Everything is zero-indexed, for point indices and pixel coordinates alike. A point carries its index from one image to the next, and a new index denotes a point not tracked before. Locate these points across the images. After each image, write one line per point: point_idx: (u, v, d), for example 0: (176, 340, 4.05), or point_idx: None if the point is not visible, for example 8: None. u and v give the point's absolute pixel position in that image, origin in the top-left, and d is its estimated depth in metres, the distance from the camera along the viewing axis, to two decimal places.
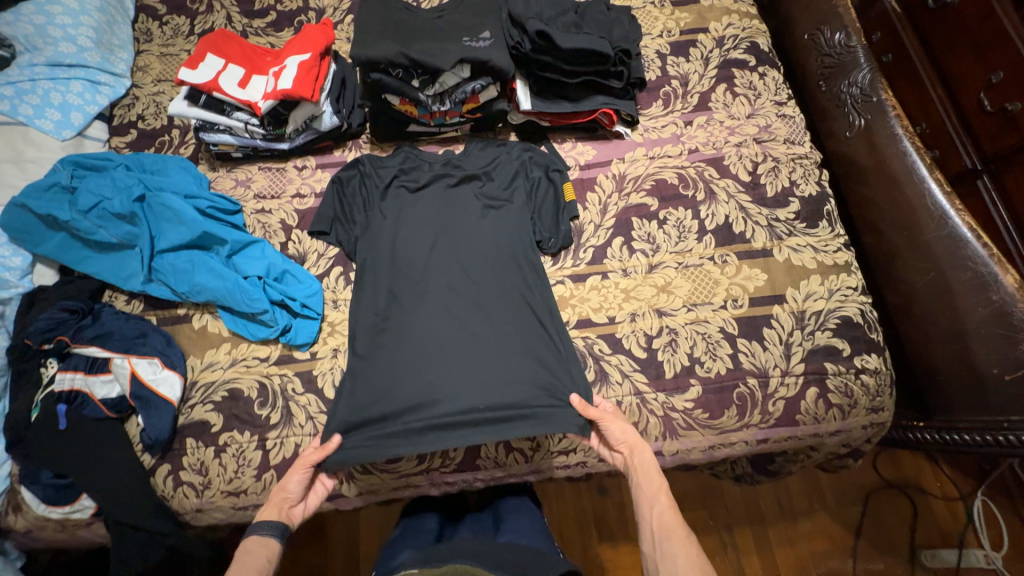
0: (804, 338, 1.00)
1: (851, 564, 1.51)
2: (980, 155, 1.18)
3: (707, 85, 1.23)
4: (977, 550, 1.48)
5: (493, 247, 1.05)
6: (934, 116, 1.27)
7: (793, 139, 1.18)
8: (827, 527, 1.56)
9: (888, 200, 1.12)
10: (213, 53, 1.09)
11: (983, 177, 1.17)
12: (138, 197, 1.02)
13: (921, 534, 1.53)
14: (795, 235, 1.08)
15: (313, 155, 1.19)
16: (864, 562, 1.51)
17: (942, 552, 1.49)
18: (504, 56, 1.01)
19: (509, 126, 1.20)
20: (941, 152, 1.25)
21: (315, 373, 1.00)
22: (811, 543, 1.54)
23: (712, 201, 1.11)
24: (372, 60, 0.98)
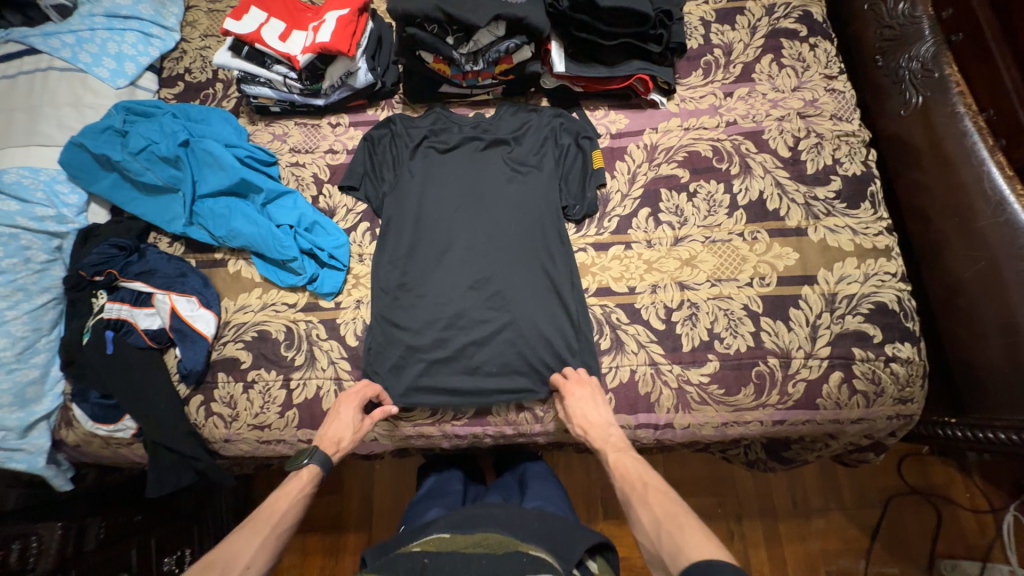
0: (833, 321, 0.96)
1: (864, 565, 1.48)
2: None
3: (752, 55, 1.17)
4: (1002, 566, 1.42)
5: (518, 211, 1.05)
6: None
7: (841, 116, 1.12)
8: (841, 528, 1.52)
9: (941, 184, 1.05)
10: (257, 6, 1.12)
11: None
12: (183, 143, 1.07)
13: (943, 544, 1.47)
14: (833, 215, 1.03)
15: (347, 112, 1.21)
16: (876, 566, 1.47)
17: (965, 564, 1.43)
18: (541, 14, 0.99)
19: (541, 91, 1.18)
20: None
21: (338, 322, 1.04)
22: (823, 542, 1.50)
23: (747, 176, 1.07)
24: (409, 13, 0.98)
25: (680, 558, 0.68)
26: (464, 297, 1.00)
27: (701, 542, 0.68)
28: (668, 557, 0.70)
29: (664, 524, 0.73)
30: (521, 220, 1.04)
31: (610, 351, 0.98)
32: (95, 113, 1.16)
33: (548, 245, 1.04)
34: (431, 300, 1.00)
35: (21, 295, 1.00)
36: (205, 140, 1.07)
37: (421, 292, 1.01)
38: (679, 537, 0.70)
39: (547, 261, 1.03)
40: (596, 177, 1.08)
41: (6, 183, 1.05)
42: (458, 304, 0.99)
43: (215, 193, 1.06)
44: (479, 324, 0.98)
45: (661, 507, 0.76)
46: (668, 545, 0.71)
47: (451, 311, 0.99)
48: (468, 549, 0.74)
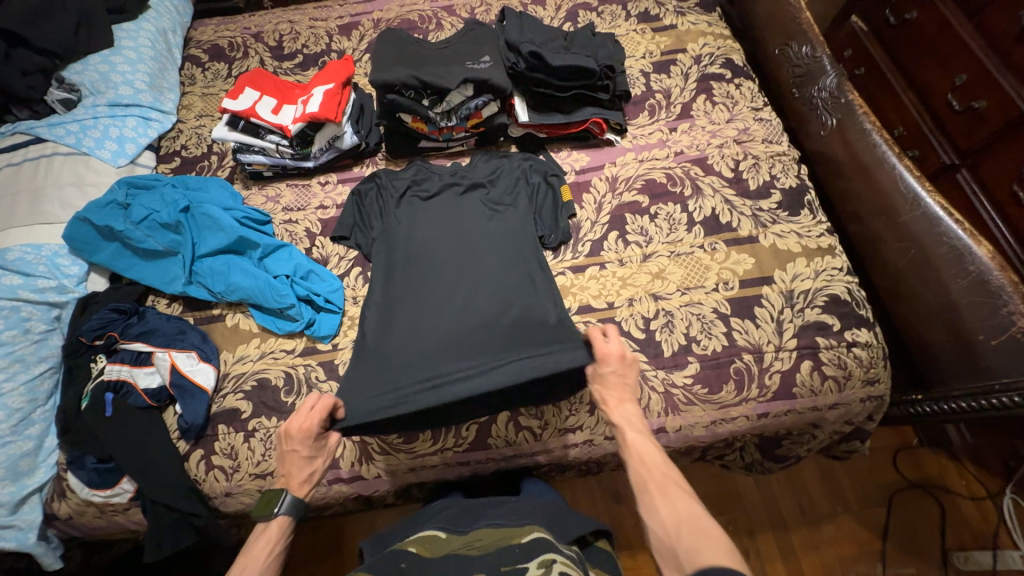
0: (795, 315, 1.06)
1: (881, 565, 1.47)
2: (956, 151, 1.26)
3: (688, 96, 1.35)
4: (1012, 551, 1.42)
5: (498, 244, 1.14)
6: (909, 120, 1.36)
7: (771, 139, 1.28)
8: (853, 532, 1.52)
9: (866, 188, 1.20)
10: (250, 87, 1.26)
11: (962, 170, 1.25)
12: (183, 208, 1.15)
13: (952, 536, 1.48)
14: (779, 222, 1.16)
15: (335, 171, 1.32)
16: (893, 567, 1.46)
17: (975, 553, 1.44)
18: (503, 76, 1.15)
19: (510, 140, 1.33)
20: (920, 152, 1.34)
21: (337, 363, 1.08)
22: (836, 549, 1.50)
23: (699, 196, 1.21)
24: (388, 82, 1.12)
25: (699, 559, 0.67)
26: (450, 326, 1.02)
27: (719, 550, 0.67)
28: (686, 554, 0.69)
29: (686, 520, 0.72)
30: (502, 251, 1.13)
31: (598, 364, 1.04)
32: (97, 190, 1.24)
33: (529, 269, 1.11)
34: (418, 329, 1.03)
35: (19, 366, 1.02)
36: (204, 205, 1.15)
37: (408, 324, 1.04)
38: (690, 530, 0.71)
39: (528, 286, 1.08)
40: (567, 209, 1.19)
41: (9, 260, 1.10)
42: (442, 331, 1.01)
43: (214, 252, 1.12)
44: (461, 349, 0.98)
45: (684, 509, 0.74)
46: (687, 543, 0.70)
47: (436, 339, 1.00)
48: (461, 549, 0.76)
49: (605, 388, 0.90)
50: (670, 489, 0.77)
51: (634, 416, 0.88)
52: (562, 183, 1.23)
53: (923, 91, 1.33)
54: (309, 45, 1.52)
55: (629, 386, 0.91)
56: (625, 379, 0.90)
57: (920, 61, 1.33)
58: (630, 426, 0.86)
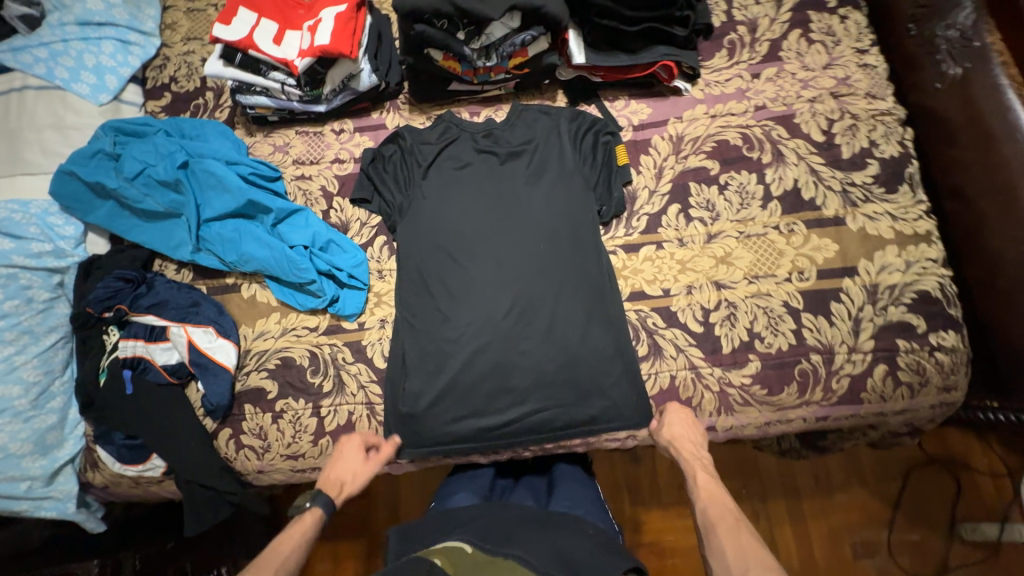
0: (876, 313, 0.93)
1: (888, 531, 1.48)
2: None
3: (779, 31, 1.10)
4: None
5: (540, 240, 1.01)
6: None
7: (875, 93, 1.06)
8: (863, 500, 1.52)
9: (982, 161, 1.00)
10: (245, 7, 1.02)
11: None
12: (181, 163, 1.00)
13: (963, 508, 1.47)
14: (872, 201, 0.99)
15: (351, 117, 1.14)
16: (899, 533, 1.48)
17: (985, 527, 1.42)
18: (559, 2, 0.91)
19: (556, 83, 1.12)
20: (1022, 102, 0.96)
21: (364, 344, 1.01)
22: (846, 515, 1.51)
23: (780, 164, 1.02)
24: (417, 9, 0.89)
25: None
26: (489, 342, 0.97)
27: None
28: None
29: (752, 560, 0.71)
30: (545, 250, 1.00)
31: (649, 357, 0.96)
32: (81, 134, 1.08)
33: (574, 273, 0.99)
34: (455, 341, 0.98)
35: (28, 337, 0.95)
36: (204, 159, 1.00)
37: (443, 333, 0.98)
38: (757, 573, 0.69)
39: (567, 298, 0.98)
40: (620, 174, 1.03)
41: None
42: (480, 350, 0.97)
43: (221, 217, 0.99)
44: (497, 360, 0.96)
45: (755, 554, 0.72)
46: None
47: (474, 360, 0.97)
48: None
49: (671, 420, 0.92)
50: (741, 533, 0.76)
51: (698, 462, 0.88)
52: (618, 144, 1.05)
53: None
54: None
55: (697, 429, 0.92)
56: (691, 428, 0.92)
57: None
58: (699, 469, 0.87)
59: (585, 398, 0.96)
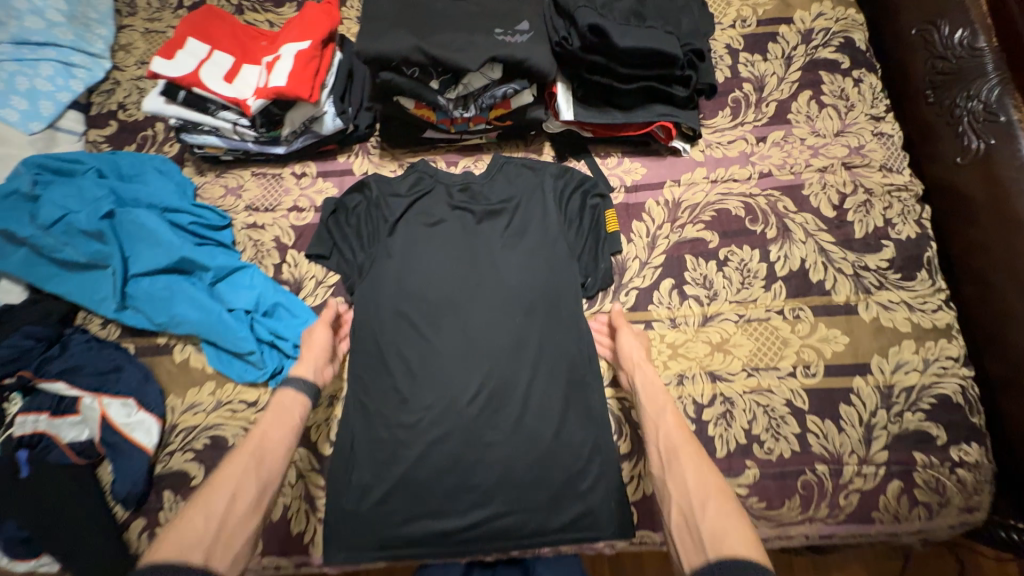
0: (891, 420, 0.82)
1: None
2: None
3: (787, 91, 1.01)
4: None
5: (516, 313, 0.89)
6: None
7: (890, 166, 0.96)
8: None
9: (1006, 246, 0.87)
10: (195, 37, 0.91)
11: None
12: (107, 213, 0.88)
13: None
14: (886, 287, 0.89)
15: (315, 159, 1.03)
16: None
17: None
18: (546, 55, 0.81)
19: (543, 135, 1.02)
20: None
21: (309, 425, 0.89)
22: None
23: (786, 240, 0.92)
24: (383, 56, 0.79)
25: None
26: (451, 430, 0.85)
27: (748, 539, 0.62)
28: (708, 538, 0.63)
29: (713, 498, 0.67)
30: (521, 324, 0.88)
31: (632, 458, 0.85)
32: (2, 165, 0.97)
33: (552, 353, 0.87)
34: (412, 428, 0.85)
35: None
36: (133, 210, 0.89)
37: (400, 416, 0.86)
38: (718, 513, 0.65)
39: (543, 383, 0.86)
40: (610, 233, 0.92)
41: None
42: (441, 439, 0.84)
43: (150, 272, 0.87)
44: (461, 451, 0.84)
45: (710, 483, 0.68)
46: (711, 524, 0.64)
47: (434, 450, 0.84)
48: None
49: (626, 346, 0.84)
50: (707, 474, 0.70)
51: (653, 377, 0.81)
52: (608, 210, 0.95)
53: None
54: None
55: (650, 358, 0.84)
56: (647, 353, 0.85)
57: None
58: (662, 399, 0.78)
59: (557, 504, 0.82)
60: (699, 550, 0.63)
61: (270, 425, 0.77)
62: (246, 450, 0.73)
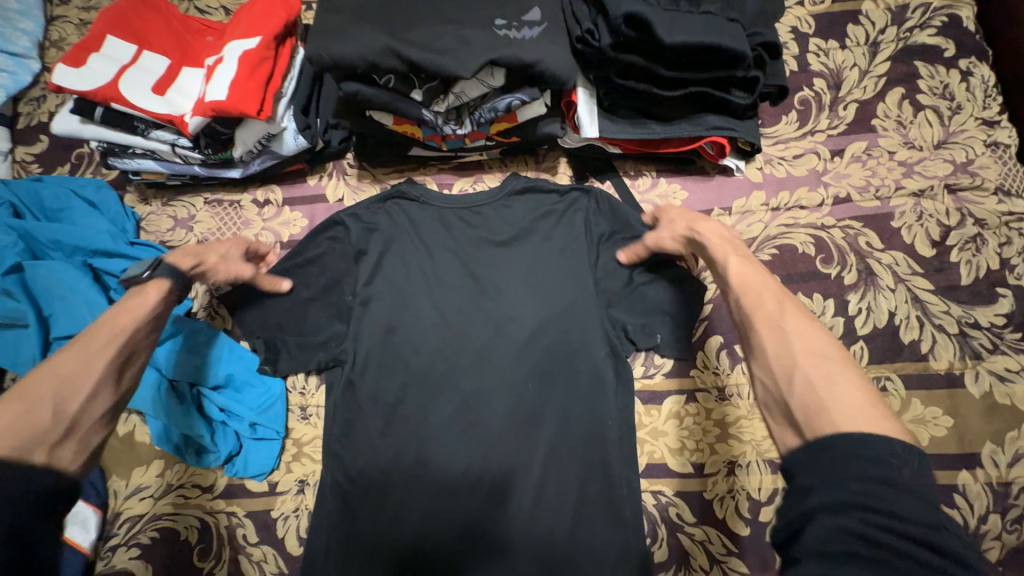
0: (1006, 528, 0.64)
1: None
2: None
3: (872, 89, 0.79)
4: None
5: (525, 374, 0.72)
6: None
7: (1008, 188, 0.75)
8: None
9: None
10: (117, 35, 0.72)
11: None
12: (12, 265, 0.71)
13: None
14: (1001, 352, 0.69)
15: (280, 182, 0.85)
16: None
17: None
18: (564, 56, 0.60)
19: (558, 150, 0.82)
20: None
21: (274, 516, 0.74)
22: None
23: (869, 288, 0.72)
24: (344, 62, 0.59)
25: None
26: (447, 527, 0.69)
27: (862, 406, 0.42)
28: (802, 414, 0.43)
29: (809, 363, 0.45)
30: (534, 390, 0.71)
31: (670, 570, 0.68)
32: None
33: (573, 427, 0.71)
34: (398, 526, 0.69)
35: None
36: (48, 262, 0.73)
37: (383, 504, 0.70)
38: (820, 374, 0.44)
39: (561, 465, 0.70)
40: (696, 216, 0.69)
41: None
42: (432, 532, 0.69)
43: (77, 335, 0.71)
44: (455, 546, 0.68)
45: (802, 341, 0.47)
46: (802, 395, 0.44)
47: (422, 547, 0.68)
48: None
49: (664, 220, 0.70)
50: (792, 329, 0.48)
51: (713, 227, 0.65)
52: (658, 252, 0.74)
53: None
54: None
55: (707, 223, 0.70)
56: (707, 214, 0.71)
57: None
58: (732, 251, 0.59)
59: None
60: (787, 425, 0.44)
61: (145, 321, 0.56)
62: (108, 342, 0.53)
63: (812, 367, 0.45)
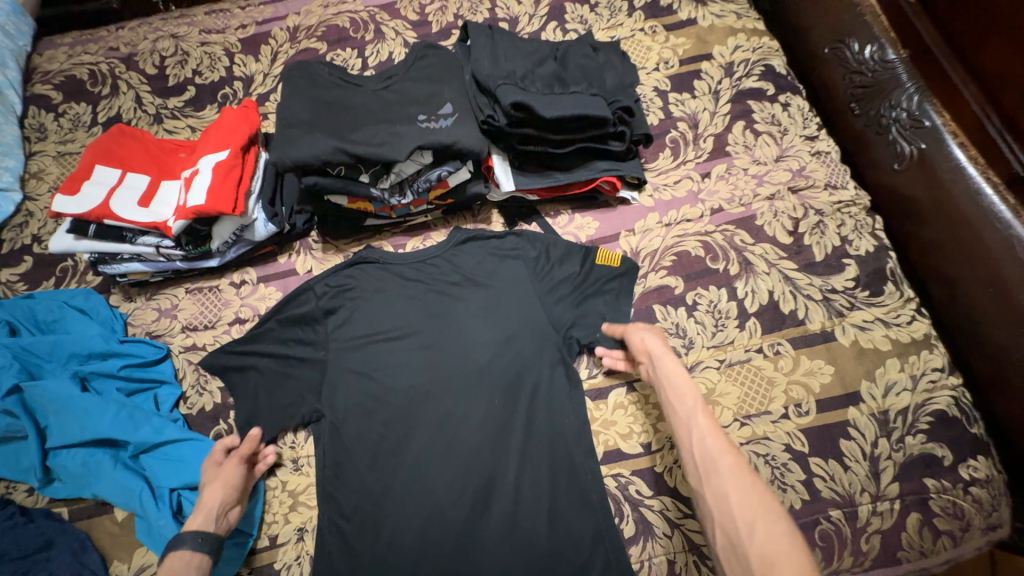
0: (894, 448, 0.79)
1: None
2: None
3: (721, 125, 1.03)
4: None
5: (489, 392, 0.84)
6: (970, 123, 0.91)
7: (834, 183, 0.97)
8: None
9: (955, 239, 0.90)
10: (104, 163, 0.86)
11: None
12: (11, 387, 0.80)
13: None
14: (857, 308, 0.87)
15: (254, 264, 0.97)
16: None
17: None
18: (475, 135, 0.78)
19: (489, 203, 0.99)
20: None
21: (277, 568, 0.79)
22: None
23: (750, 274, 0.90)
24: (302, 163, 0.74)
25: None
26: (439, 547, 0.76)
27: (797, 554, 0.56)
28: (755, 559, 0.57)
29: (758, 515, 0.59)
30: (499, 404, 0.83)
31: (639, 542, 0.77)
32: None
33: (537, 429, 0.82)
34: (396, 549, 0.76)
35: None
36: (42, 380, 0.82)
37: (379, 532, 0.77)
38: (769, 527, 0.58)
39: (531, 466, 0.80)
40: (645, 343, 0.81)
41: None
42: (425, 551, 0.76)
43: (70, 446, 0.79)
44: (448, 561, 0.75)
45: (755, 494, 0.61)
46: (759, 541, 0.58)
47: (419, 566, 0.75)
48: None
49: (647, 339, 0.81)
50: (744, 482, 0.63)
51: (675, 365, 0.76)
52: (582, 270, 0.90)
53: (992, 81, 0.88)
54: (203, 71, 1.13)
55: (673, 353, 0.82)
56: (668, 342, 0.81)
57: (983, 38, 0.88)
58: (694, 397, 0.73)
59: None
60: (744, 566, 0.57)
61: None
62: None
63: (757, 520, 0.59)
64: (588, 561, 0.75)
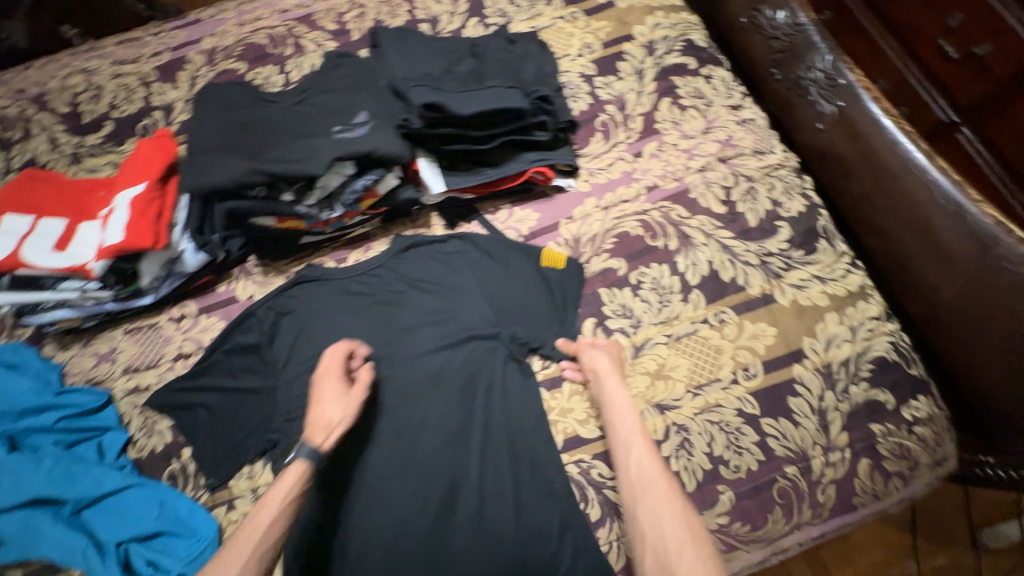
0: (839, 399, 0.81)
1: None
2: None
3: (648, 103, 1.04)
4: None
5: (443, 396, 0.83)
6: None
7: (762, 149, 0.99)
8: (886, 533, 1.22)
9: (880, 187, 0.95)
10: (13, 210, 0.83)
11: None
12: None
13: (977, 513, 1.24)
14: (794, 268, 0.90)
15: (192, 296, 0.94)
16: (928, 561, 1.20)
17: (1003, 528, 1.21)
18: (392, 139, 0.77)
19: (427, 207, 0.98)
20: None
21: None
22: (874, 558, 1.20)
23: (689, 248, 0.92)
24: (217, 188, 0.72)
25: None
26: (406, 560, 0.75)
27: None
28: None
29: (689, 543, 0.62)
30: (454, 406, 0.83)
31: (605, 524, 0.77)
32: None
33: (495, 427, 0.82)
34: (363, 567, 0.75)
35: None
36: None
37: (345, 550, 0.76)
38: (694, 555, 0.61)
39: (494, 465, 0.80)
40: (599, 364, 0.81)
41: None
42: (394, 564, 0.75)
43: (4, 510, 0.75)
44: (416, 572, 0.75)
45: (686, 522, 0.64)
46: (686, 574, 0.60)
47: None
48: None
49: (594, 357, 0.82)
50: (683, 514, 0.65)
51: (623, 392, 0.78)
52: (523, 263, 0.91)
53: None
54: (120, 104, 1.09)
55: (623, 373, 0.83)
56: (619, 361, 0.83)
57: None
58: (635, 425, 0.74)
59: None
60: None
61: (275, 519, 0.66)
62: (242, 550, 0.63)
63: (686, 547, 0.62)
64: (557, 551, 0.75)
